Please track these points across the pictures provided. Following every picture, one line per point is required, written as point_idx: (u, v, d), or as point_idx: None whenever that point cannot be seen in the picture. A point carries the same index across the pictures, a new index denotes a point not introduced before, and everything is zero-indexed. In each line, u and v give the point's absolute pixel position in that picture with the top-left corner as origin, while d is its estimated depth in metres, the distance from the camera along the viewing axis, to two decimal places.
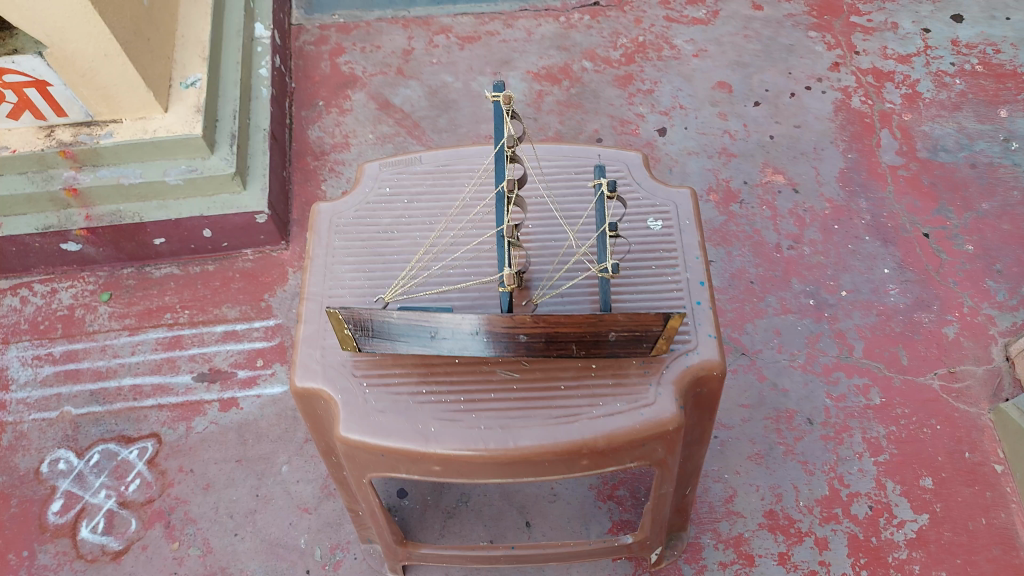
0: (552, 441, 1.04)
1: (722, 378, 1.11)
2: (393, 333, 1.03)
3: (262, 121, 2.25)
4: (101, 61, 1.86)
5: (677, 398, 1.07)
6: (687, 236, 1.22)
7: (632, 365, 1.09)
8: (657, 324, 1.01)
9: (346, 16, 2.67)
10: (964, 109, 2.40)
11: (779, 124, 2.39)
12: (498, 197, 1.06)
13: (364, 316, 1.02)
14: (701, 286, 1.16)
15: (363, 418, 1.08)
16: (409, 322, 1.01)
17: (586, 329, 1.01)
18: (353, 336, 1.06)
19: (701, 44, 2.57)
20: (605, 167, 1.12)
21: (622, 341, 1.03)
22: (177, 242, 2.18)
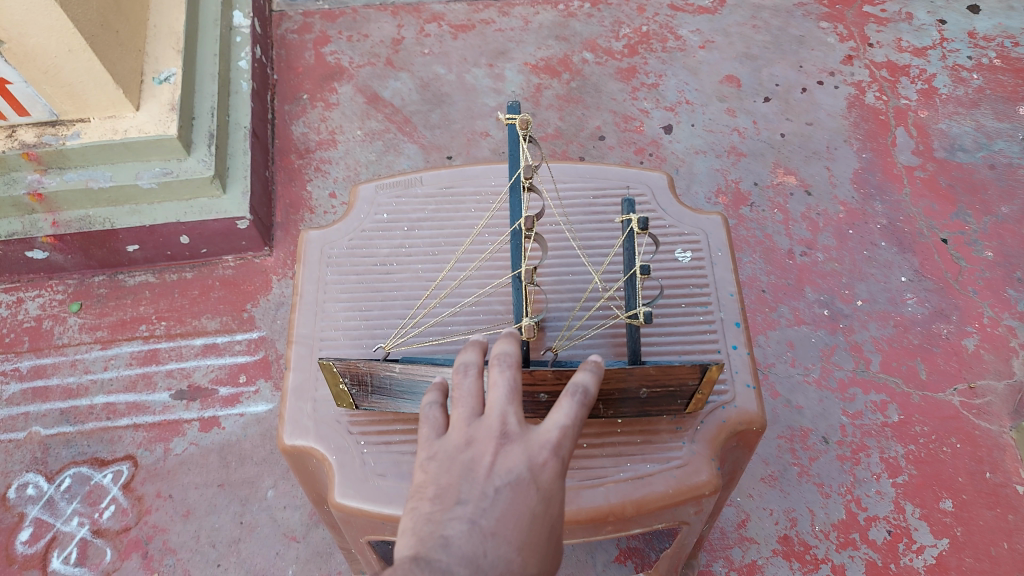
0: (577, 507, 1.02)
1: (761, 431, 1.11)
2: (391, 389, 1.08)
3: (242, 118, 2.10)
4: (65, 56, 1.70)
5: (709, 459, 1.07)
6: (719, 272, 1.25)
7: (663, 421, 1.09)
8: (693, 378, 1.00)
9: (331, 3, 2.52)
10: (982, 106, 2.29)
11: (790, 121, 2.27)
12: (515, 236, 1.05)
13: (361, 371, 1.07)
14: (737, 328, 1.19)
15: (361, 482, 1.12)
16: (407, 380, 1.05)
17: (612, 387, 0.99)
18: (349, 393, 1.12)
19: (707, 34, 2.44)
20: (635, 200, 1.08)
21: (655, 397, 1.02)
22: (152, 248, 2.03)
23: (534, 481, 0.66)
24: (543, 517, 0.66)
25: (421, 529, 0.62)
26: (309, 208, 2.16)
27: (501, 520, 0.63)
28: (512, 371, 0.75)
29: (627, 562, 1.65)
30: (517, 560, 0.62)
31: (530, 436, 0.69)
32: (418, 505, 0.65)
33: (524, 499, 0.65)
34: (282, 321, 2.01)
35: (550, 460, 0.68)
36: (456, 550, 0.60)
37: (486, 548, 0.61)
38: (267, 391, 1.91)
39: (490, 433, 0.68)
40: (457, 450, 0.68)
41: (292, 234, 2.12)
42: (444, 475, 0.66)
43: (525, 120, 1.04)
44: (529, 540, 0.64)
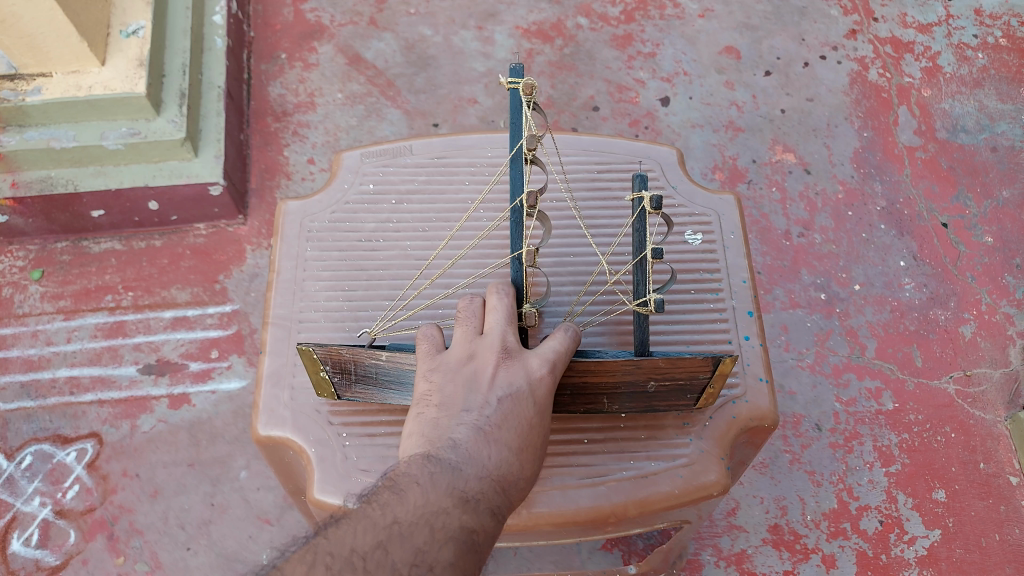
0: (583, 507, 1.08)
1: (772, 426, 1.19)
2: (376, 379, 1.05)
3: (216, 77, 1.98)
4: (24, 4, 1.57)
5: (715, 458, 1.13)
6: (731, 256, 1.31)
7: (669, 418, 1.15)
8: (705, 371, 1.02)
9: None
10: (985, 86, 2.23)
11: (790, 96, 2.19)
12: (516, 213, 1.05)
13: (346, 359, 1.04)
14: (749, 317, 1.25)
15: (343, 478, 1.12)
16: (394, 369, 1.02)
17: (615, 382, 1.01)
18: (330, 381, 1.08)
19: (706, 2, 2.34)
20: (646, 177, 1.08)
21: (665, 394, 1.05)
22: (118, 213, 1.92)
23: (527, 396, 0.89)
24: (535, 424, 0.88)
25: (431, 432, 0.86)
26: (286, 174, 2.05)
27: (500, 425, 0.86)
28: (509, 300, 0.96)
29: (613, 549, 1.59)
30: (513, 453, 0.85)
31: (522, 361, 0.92)
32: (429, 411, 0.88)
33: (521, 408, 0.88)
34: (256, 294, 1.91)
35: (540, 379, 0.90)
36: (465, 447, 0.83)
37: (488, 447, 0.84)
38: (241, 368, 1.82)
39: (489, 356, 0.91)
40: (461, 366, 0.91)
41: (267, 201, 2.01)
42: (452, 387, 0.89)
43: (531, 85, 1.03)
44: (522, 441, 0.87)
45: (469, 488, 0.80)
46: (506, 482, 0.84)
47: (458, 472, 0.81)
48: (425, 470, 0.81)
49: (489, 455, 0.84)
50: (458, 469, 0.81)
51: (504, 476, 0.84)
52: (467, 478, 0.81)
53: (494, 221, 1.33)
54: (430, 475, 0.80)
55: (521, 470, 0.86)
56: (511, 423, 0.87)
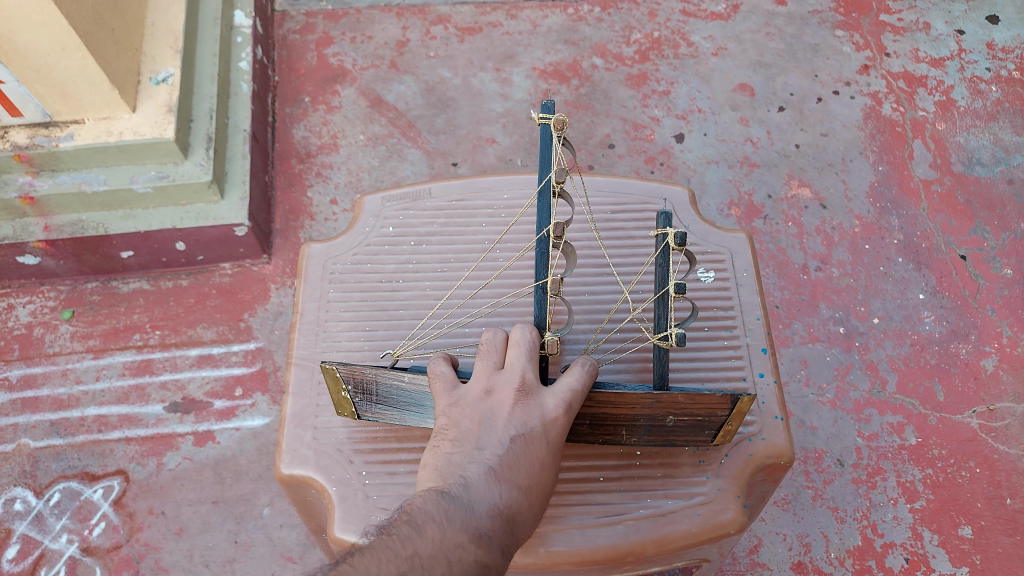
0: (599, 546, 1.09)
1: (789, 464, 1.19)
2: (395, 400, 1.08)
3: (242, 121, 2.04)
4: (58, 55, 1.64)
5: (733, 494, 1.14)
6: (745, 294, 1.32)
7: (686, 456, 1.16)
8: (723, 409, 1.03)
9: (334, 3, 2.43)
10: (1000, 119, 2.24)
11: (804, 132, 2.22)
12: (542, 244, 1.08)
13: (366, 378, 1.06)
14: (763, 354, 1.26)
15: (364, 518, 1.14)
16: (416, 391, 1.06)
17: (631, 415, 1.03)
18: (352, 401, 1.11)
19: (720, 41, 2.38)
20: (671, 214, 1.13)
21: (685, 429, 1.06)
22: (147, 254, 1.97)
23: (540, 436, 0.91)
24: (546, 464, 0.90)
25: (444, 467, 0.88)
26: (309, 214, 2.10)
27: (512, 466, 0.88)
28: (531, 333, 0.99)
29: None
30: (522, 493, 0.88)
31: (538, 399, 0.93)
32: (443, 445, 0.91)
33: (534, 448, 0.90)
34: (279, 331, 1.94)
35: (556, 419, 0.92)
36: (477, 486, 0.86)
37: (501, 487, 0.87)
38: (264, 405, 1.85)
39: (506, 393, 0.93)
40: (479, 401, 0.93)
41: (291, 240, 2.06)
42: (467, 423, 0.91)
43: (562, 120, 1.07)
44: (533, 480, 0.89)
45: (482, 526, 0.83)
46: (515, 520, 0.87)
47: (471, 511, 0.83)
48: (440, 507, 0.83)
49: (500, 495, 0.86)
50: (471, 508, 0.84)
51: (514, 515, 0.87)
52: (479, 516, 0.84)
53: (511, 259, 1.36)
54: (444, 513, 0.83)
55: (530, 508, 0.88)
56: (523, 464, 0.89)
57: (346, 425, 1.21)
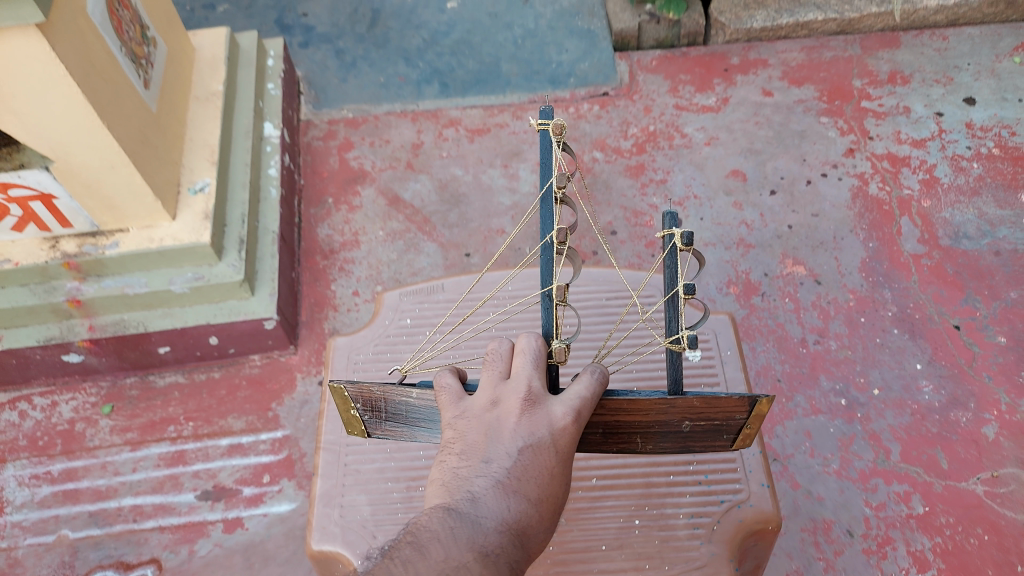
0: None
1: (776, 528, 1.41)
2: (404, 416, 1.14)
3: (271, 224, 2.21)
4: (106, 172, 1.79)
5: (722, 554, 1.38)
6: (729, 370, 1.49)
7: (679, 524, 1.42)
8: (740, 412, 1.11)
9: (355, 110, 2.63)
10: (983, 194, 2.36)
11: (796, 213, 2.35)
12: (548, 248, 1.19)
13: (376, 397, 1.12)
14: None
15: None
16: (425, 407, 1.11)
17: (648, 420, 1.13)
18: (361, 419, 1.17)
19: (712, 131, 2.55)
20: (676, 213, 1.23)
21: (703, 432, 1.15)
22: (182, 349, 2.10)
23: (547, 446, 0.96)
24: (555, 473, 0.95)
25: (453, 482, 0.92)
26: (333, 305, 2.24)
27: (520, 477, 0.92)
28: (536, 344, 1.07)
29: None
30: (531, 505, 0.92)
31: (545, 409, 1.00)
32: (450, 460, 0.95)
33: (542, 458, 0.95)
34: (305, 419, 2.05)
35: (564, 427, 0.98)
36: (484, 499, 0.89)
37: (510, 499, 0.90)
38: (291, 491, 1.94)
39: (512, 404, 0.99)
40: (486, 412, 0.99)
41: (316, 331, 2.20)
42: (475, 436, 0.96)
43: (560, 126, 1.22)
44: (542, 491, 0.93)
45: (489, 541, 0.86)
46: (525, 534, 0.90)
47: (478, 525, 0.86)
48: (446, 524, 0.86)
49: (507, 508, 0.90)
50: (478, 523, 0.87)
51: (523, 529, 0.90)
52: (487, 530, 0.87)
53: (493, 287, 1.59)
54: (450, 529, 0.86)
55: (539, 521, 0.92)
56: (530, 475, 0.93)
57: (370, 503, 1.38)
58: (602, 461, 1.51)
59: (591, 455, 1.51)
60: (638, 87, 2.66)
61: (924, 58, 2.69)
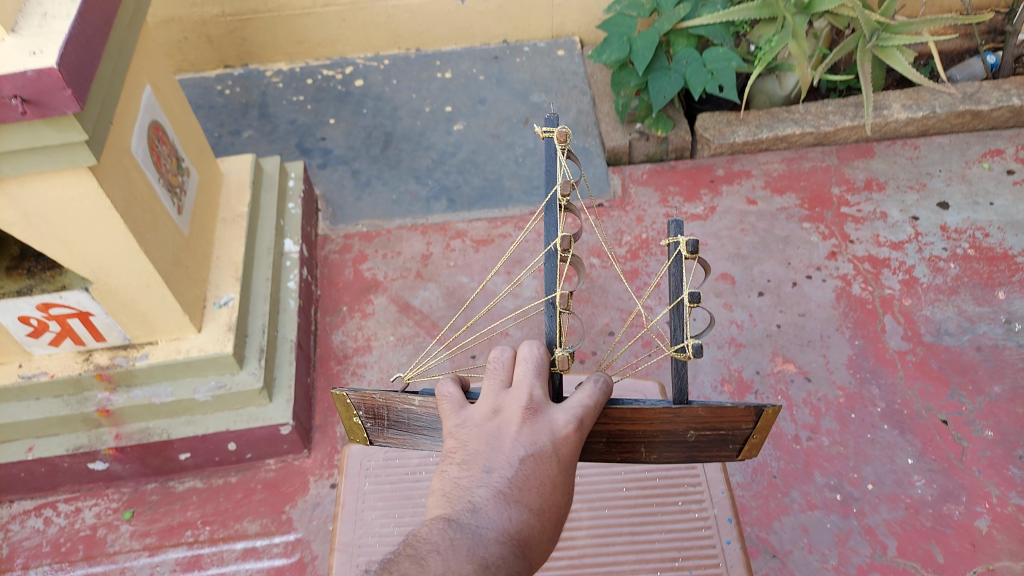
0: None
1: None
2: (407, 422, 1.29)
3: (289, 332, 2.36)
4: (142, 292, 1.96)
5: None
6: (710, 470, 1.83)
7: None
8: (746, 422, 1.22)
9: (369, 225, 2.83)
10: (961, 292, 2.49)
11: (783, 313, 2.48)
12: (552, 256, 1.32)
13: (379, 403, 1.27)
14: (729, 522, 1.74)
15: None
16: (427, 412, 1.26)
17: (660, 430, 1.24)
18: (364, 426, 1.32)
19: (701, 237, 2.72)
20: (682, 222, 1.31)
21: (713, 442, 1.26)
22: (202, 455, 2.21)
23: (549, 457, 1.07)
24: (555, 481, 1.07)
25: (454, 492, 1.05)
26: None
27: (521, 486, 1.04)
28: (539, 354, 1.20)
29: None
30: (532, 514, 1.04)
31: (546, 418, 1.11)
32: (453, 469, 1.08)
33: (543, 467, 1.06)
34: (318, 521, 2.13)
35: (566, 436, 1.10)
36: (486, 509, 1.02)
37: (512, 510, 1.02)
38: None
39: (513, 414, 1.11)
40: (490, 422, 1.11)
41: (328, 434, 2.31)
42: (477, 446, 1.09)
43: (565, 132, 1.38)
44: (542, 499, 1.05)
45: (491, 552, 0.98)
46: (527, 544, 1.02)
47: (479, 537, 0.99)
48: (448, 538, 0.99)
49: (509, 517, 1.02)
50: (480, 534, 0.99)
51: (524, 539, 1.02)
52: (489, 538, 0.99)
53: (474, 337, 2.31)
54: (452, 542, 0.98)
55: (538, 528, 1.04)
56: (533, 484, 1.05)
57: None
58: (596, 558, 1.72)
59: (586, 552, 1.73)
60: (630, 199, 2.87)
61: (898, 166, 2.88)
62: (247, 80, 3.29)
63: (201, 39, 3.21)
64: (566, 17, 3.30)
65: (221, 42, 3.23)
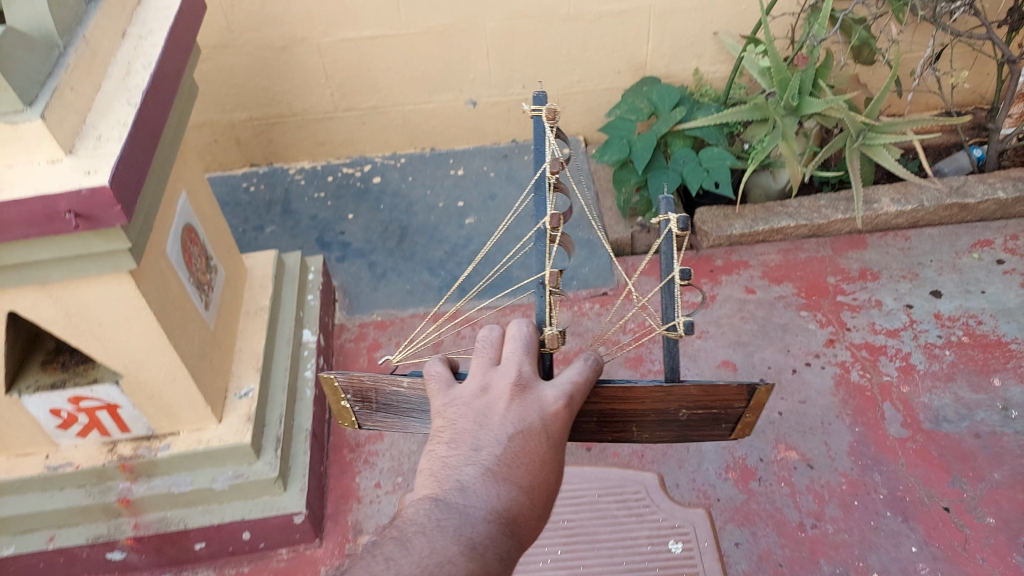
0: None
1: None
2: (394, 403, 1.48)
3: (305, 421, 2.44)
4: (170, 383, 2.06)
5: None
6: (706, 560, 2.06)
7: None
8: (739, 401, 1.39)
9: (383, 313, 2.96)
10: (958, 378, 2.55)
11: (784, 399, 2.55)
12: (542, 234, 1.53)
13: (368, 387, 1.44)
14: None
15: None
16: (414, 394, 1.44)
17: (660, 408, 1.42)
18: (353, 409, 1.50)
19: (702, 324, 2.83)
20: (671, 204, 1.59)
21: (708, 420, 1.44)
22: (217, 544, 2.26)
23: (535, 433, 1.24)
24: (541, 458, 1.23)
25: (445, 471, 1.21)
26: (357, 497, 2.41)
27: (510, 463, 1.21)
28: (527, 334, 1.38)
29: None
30: (521, 492, 1.19)
31: (535, 395, 1.28)
32: (442, 449, 1.25)
33: (531, 443, 1.23)
34: None
35: (553, 413, 1.26)
36: (474, 487, 1.18)
37: (500, 486, 1.18)
38: None
39: (502, 392, 1.28)
40: (478, 400, 1.28)
41: (340, 523, 2.35)
42: (466, 425, 1.25)
43: (553, 111, 1.61)
44: (529, 477, 1.21)
45: (479, 527, 1.13)
46: (515, 521, 1.18)
47: (468, 514, 1.14)
48: (435, 516, 1.15)
49: (496, 494, 1.17)
50: (468, 511, 1.15)
51: (513, 514, 1.17)
52: (476, 516, 1.15)
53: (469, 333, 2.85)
54: (441, 519, 1.14)
55: (525, 501, 1.19)
56: (520, 461, 1.21)
57: None
58: None
59: None
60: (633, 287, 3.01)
61: (890, 256, 3.01)
62: (271, 178, 3.50)
63: (230, 142, 3.44)
64: (571, 118, 3.51)
65: (248, 144, 3.46)
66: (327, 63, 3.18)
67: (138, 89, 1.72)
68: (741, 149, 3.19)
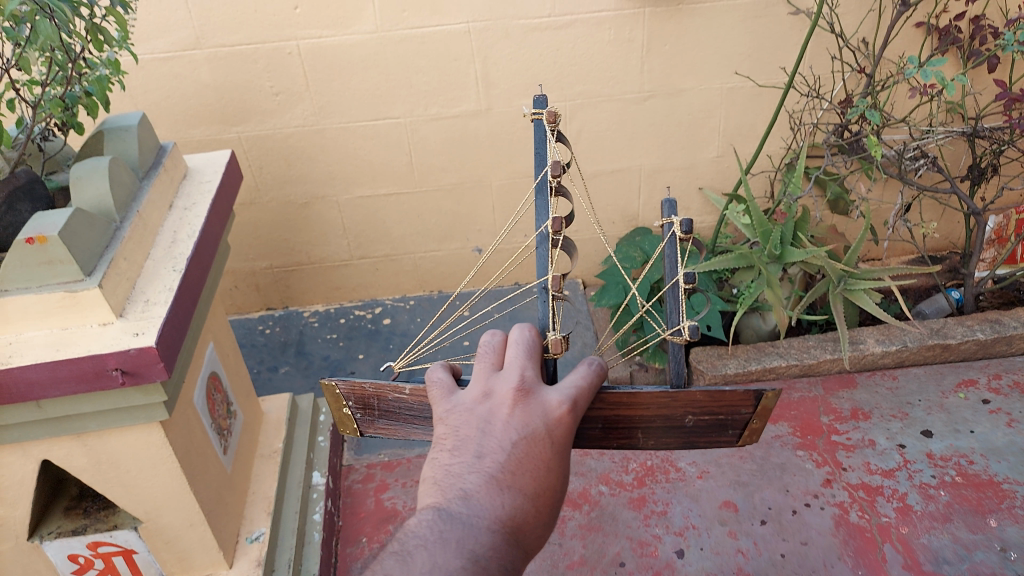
0: None
1: None
2: (396, 410, 1.53)
3: (312, 565, 2.43)
4: (187, 528, 2.12)
5: None
6: None
7: None
8: (746, 407, 1.45)
9: (390, 453, 3.03)
10: (954, 518, 2.60)
11: (786, 541, 2.58)
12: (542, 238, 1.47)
13: (369, 394, 1.50)
14: None
15: None
16: (414, 401, 1.49)
17: (667, 415, 1.47)
18: (354, 417, 1.58)
19: (701, 464, 2.91)
20: (675, 207, 1.53)
21: (715, 427, 1.50)
22: None
23: (540, 439, 1.20)
24: (546, 464, 1.19)
25: (447, 480, 1.17)
26: None
27: (514, 470, 1.17)
28: (528, 339, 1.34)
29: None
30: (526, 500, 1.17)
31: (538, 400, 1.24)
32: (444, 458, 1.21)
33: (535, 449, 1.19)
34: None
35: (557, 419, 1.23)
36: (478, 496, 1.15)
37: (504, 496, 1.15)
38: None
39: (504, 397, 1.24)
40: (481, 407, 1.25)
41: None
42: (469, 433, 1.21)
43: (553, 115, 1.55)
44: (533, 483, 1.18)
45: (483, 539, 1.10)
46: (520, 528, 1.15)
47: (471, 526, 1.12)
48: (436, 531, 1.11)
49: (501, 503, 1.15)
50: (470, 523, 1.12)
51: (517, 523, 1.15)
52: (480, 526, 1.12)
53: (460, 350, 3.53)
54: (441, 531, 1.11)
55: (529, 511, 1.17)
56: (525, 467, 1.18)
57: None
58: None
59: None
60: None
61: (880, 396, 3.13)
62: (286, 320, 3.68)
63: (250, 287, 3.67)
64: (571, 263, 3.75)
65: (267, 289, 3.69)
66: (346, 216, 3.45)
67: (183, 258, 1.91)
68: (730, 292, 3.40)
